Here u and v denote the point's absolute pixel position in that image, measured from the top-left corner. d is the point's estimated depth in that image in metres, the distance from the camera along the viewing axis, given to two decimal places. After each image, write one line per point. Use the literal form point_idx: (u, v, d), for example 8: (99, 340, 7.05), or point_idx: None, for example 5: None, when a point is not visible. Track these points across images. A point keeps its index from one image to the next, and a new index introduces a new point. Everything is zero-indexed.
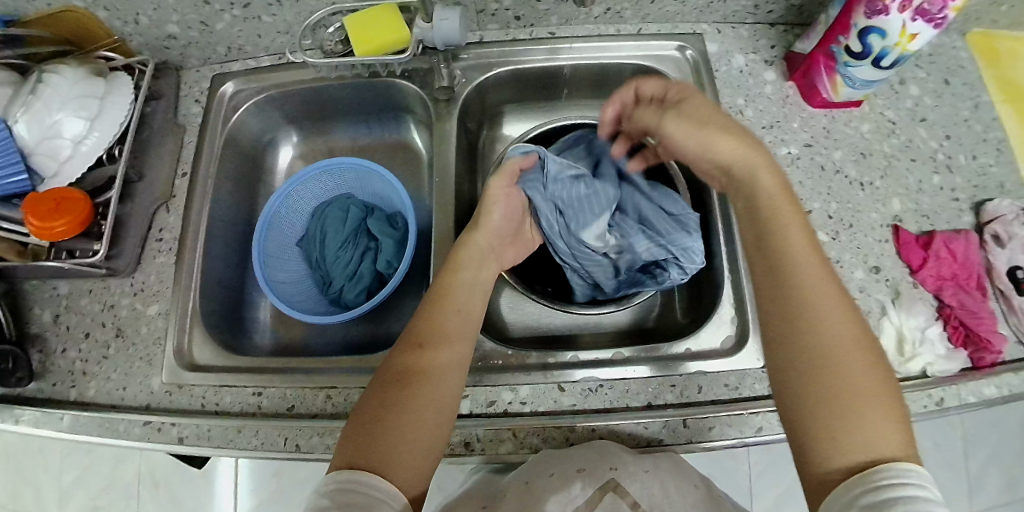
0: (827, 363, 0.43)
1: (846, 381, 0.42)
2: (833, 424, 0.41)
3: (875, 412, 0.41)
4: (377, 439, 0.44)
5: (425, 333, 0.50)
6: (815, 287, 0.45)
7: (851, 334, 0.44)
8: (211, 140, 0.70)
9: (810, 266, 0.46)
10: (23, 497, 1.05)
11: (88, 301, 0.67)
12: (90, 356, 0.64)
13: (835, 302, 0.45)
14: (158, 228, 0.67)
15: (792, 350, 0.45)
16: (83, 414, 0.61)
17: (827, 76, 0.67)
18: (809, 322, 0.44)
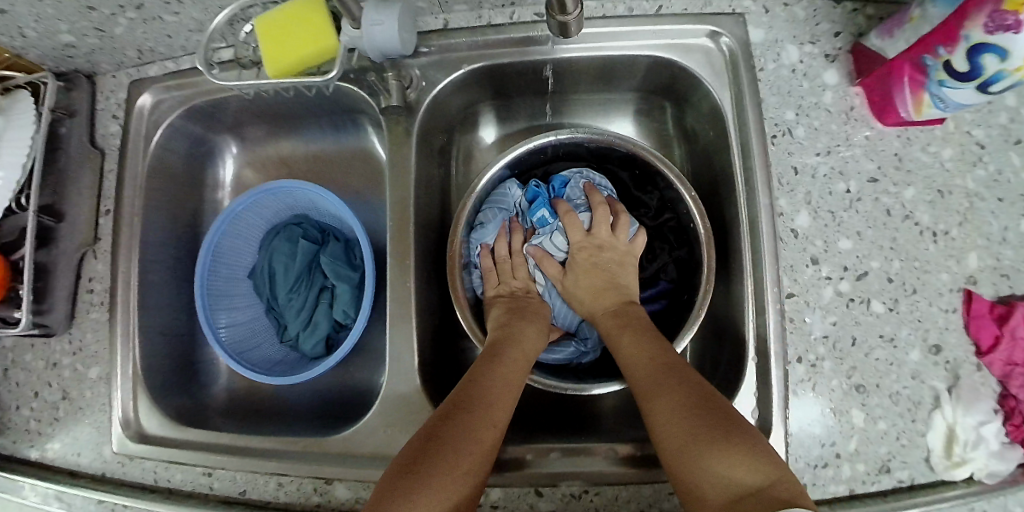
0: (660, 415, 0.42)
1: (681, 424, 0.40)
2: (680, 469, 0.39)
3: (726, 450, 0.38)
4: (402, 493, 0.37)
5: (467, 395, 0.45)
6: (627, 345, 0.48)
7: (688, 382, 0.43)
8: (133, 168, 0.59)
9: (630, 346, 0.48)
10: None
11: (31, 357, 0.61)
12: (41, 417, 0.60)
13: (648, 355, 0.46)
14: (88, 277, 0.60)
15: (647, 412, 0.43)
16: (39, 484, 0.58)
17: (910, 90, 0.50)
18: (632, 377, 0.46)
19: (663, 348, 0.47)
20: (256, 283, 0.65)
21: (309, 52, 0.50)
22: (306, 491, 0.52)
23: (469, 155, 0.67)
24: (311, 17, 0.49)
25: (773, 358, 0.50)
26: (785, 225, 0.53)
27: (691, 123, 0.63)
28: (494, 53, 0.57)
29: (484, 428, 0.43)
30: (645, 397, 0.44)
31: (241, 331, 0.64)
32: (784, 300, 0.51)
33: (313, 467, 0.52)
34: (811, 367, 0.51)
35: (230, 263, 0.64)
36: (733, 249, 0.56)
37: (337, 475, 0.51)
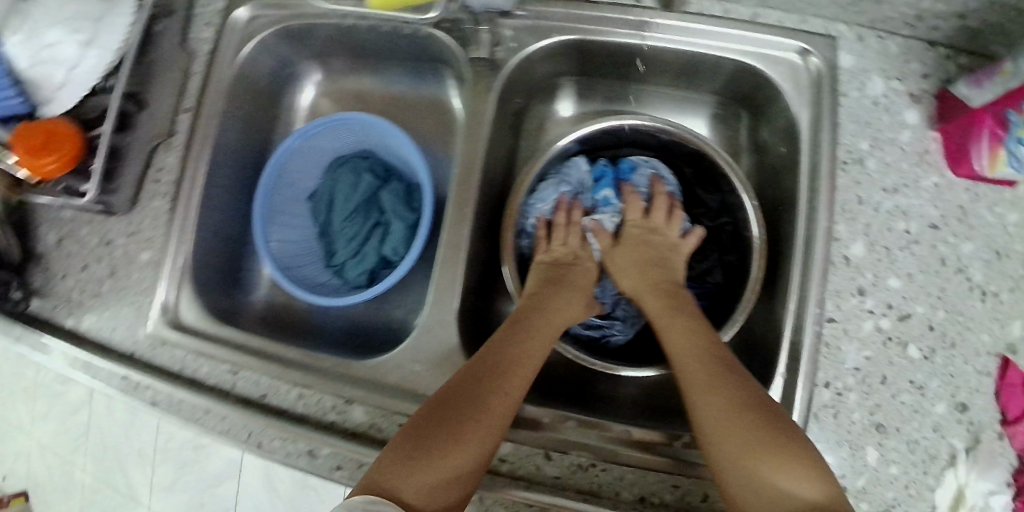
0: (715, 417, 0.43)
1: (745, 425, 0.41)
2: (739, 456, 0.41)
3: (791, 465, 0.39)
4: (420, 454, 0.41)
5: (493, 361, 0.47)
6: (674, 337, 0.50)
7: (749, 395, 0.43)
8: (220, 73, 0.60)
9: (675, 338, 0.49)
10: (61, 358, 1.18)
11: (87, 231, 0.63)
12: (86, 287, 0.63)
13: (696, 347, 0.48)
14: (157, 167, 0.61)
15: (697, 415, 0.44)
16: (71, 349, 0.60)
17: (987, 144, 0.50)
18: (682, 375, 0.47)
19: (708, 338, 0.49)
20: (311, 206, 0.65)
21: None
22: (324, 407, 0.53)
23: (541, 127, 0.68)
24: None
25: (803, 380, 0.51)
26: (840, 252, 0.53)
27: (764, 136, 0.62)
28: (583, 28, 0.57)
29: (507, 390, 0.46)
30: (699, 395, 0.45)
31: (291, 249, 0.65)
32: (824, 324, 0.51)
33: (337, 387, 0.53)
34: (837, 395, 0.51)
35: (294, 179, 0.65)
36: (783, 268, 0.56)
37: (358, 397, 0.52)
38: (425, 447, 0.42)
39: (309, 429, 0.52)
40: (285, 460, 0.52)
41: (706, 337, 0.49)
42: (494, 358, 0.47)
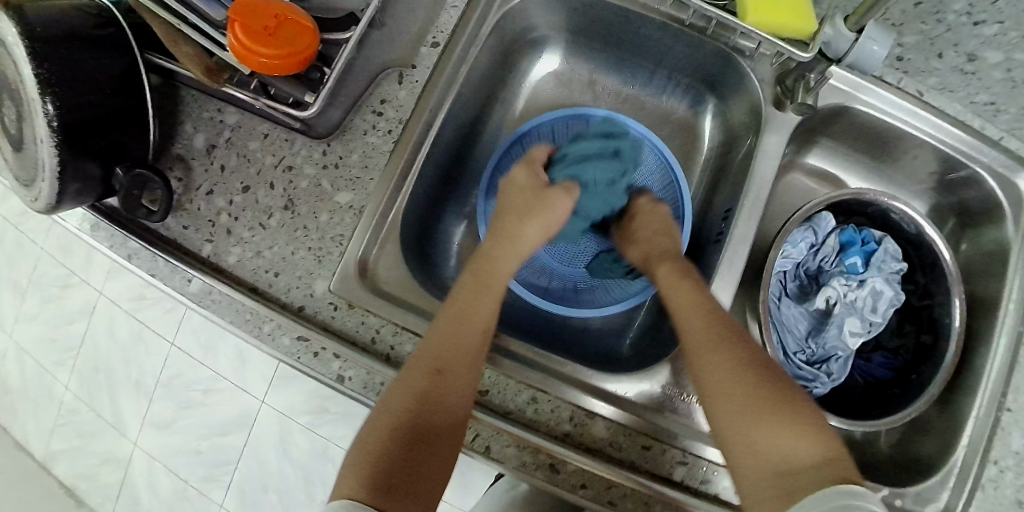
0: (736, 422, 0.41)
1: (756, 422, 0.41)
2: (756, 437, 0.40)
3: (791, 439, 0.40)
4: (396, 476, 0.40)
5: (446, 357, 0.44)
6: (690, 329, 0.46)
7: (738, 378, 0.43)
8: (479, 19, 0.54)
9: (694, 322, 0.46)
10: (73, 255, 1.04)
11: (259, 148, 0.53)
12: (242, 216, 0.53)
13: (701, 327, 0.46)
14: (381, 98, 0.52)
15: (709, 412, 0.43)
16: (217, 285, 0.51)
17: None
18: (697, 369, 0.44)
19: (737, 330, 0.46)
20: None
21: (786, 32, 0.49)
22: (560, 417, 0.49)
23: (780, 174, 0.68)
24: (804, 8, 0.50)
25: (979, 456, 0.55)
26: None
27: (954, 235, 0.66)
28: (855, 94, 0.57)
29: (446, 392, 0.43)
30: (721, 395, 0.43)
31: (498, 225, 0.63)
32: (1003, 412, 0.56)
33: (579, 394, 0.50)
34: (992, 466, 0.54)
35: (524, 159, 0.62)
36: (970, 361, 0.60)
37: (602, 410, 0.49)
38: (410, 460, 0.41)
39: (550, 437, 0.48)
40: (523, 471, 0.47)
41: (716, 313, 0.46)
42: (457, 347, 0.45)
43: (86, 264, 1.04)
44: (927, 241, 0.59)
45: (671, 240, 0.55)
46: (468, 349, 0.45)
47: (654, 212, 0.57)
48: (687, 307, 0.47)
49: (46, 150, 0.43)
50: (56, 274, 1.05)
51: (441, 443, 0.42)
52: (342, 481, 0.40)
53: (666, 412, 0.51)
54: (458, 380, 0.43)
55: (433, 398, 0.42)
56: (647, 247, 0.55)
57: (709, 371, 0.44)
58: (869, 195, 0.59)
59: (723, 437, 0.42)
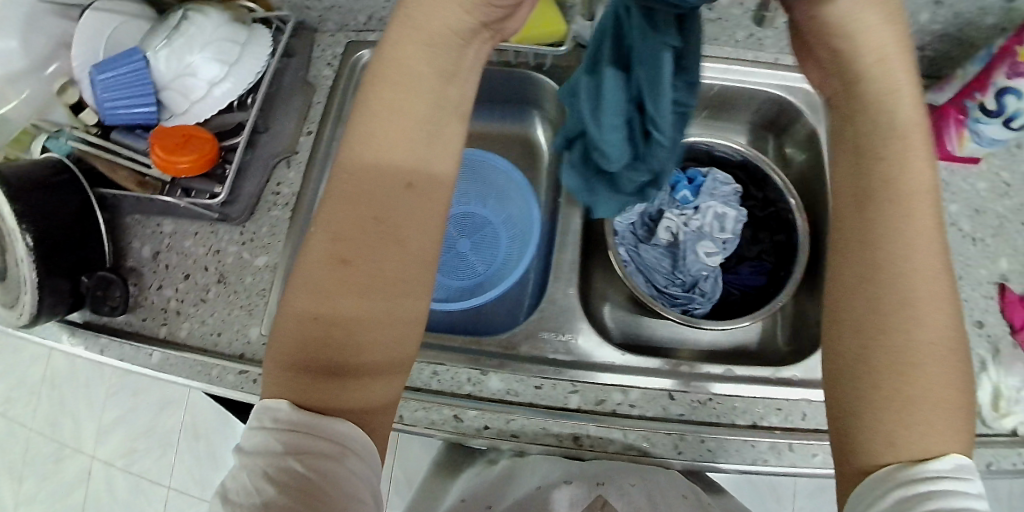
0: (940, 372, 0.32)
1: (934, 374, 0.32)
2: (886, 406, 0.32)
3: (949, 414, 0.32)
4: (329, 383, 0.32)
5: (348, 239, 0.33)
6: (919, 256, 0.34)
7: (959, 339, 0.33)
8: (341, 101, 0.69)
9: (923, 256, 0.34)
10: (62, 428, 1.10)
11: (192, 243, 0.66)
12: (186, 297, 0.65)
13: (933, 274, 0.34)
14: (277, 182, 0.66)
15: (889, 341, 0.33)
16: (174, 353, 0.62)
17: (955, 129, 0.65)
18: (903, 271, 0.33)
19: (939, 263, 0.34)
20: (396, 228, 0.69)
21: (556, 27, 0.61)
22: (460, 380, 0.57)
23: None
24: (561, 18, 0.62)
25: None
26: None
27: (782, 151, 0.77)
28: None
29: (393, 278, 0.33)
30: (893, 312, 0.33)
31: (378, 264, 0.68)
32: None
33: (472, 358, 0.58)
34: None
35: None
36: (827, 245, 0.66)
37: (494, 367, 0.57)
38: (331, 351, 0.32)
39: (455, 396, 0.56)
40: (435, 429, 0.55)
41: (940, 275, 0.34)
42: (369, 194, 0.34)
43: (74, 434, 1.10)
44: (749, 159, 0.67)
45: (815, 67, 0.41)
46: (404, 168, 0.34)
47: (889, 25, 0.36)
48: (910, 195, 0.35)
49: (26, 269, 0.56)
50: (50, 450, 1.10)
51: (380, 357, 0.33)
52: (281, 316, 0.33)
53: (550, 354, 0.59)
54: (392, 243, 0.33)
55: (371, 263, 0.33)
56: (883, 69, 0.36)
57: (936, 306, 0.33)
58: None
59: (868, 404, 0.32)
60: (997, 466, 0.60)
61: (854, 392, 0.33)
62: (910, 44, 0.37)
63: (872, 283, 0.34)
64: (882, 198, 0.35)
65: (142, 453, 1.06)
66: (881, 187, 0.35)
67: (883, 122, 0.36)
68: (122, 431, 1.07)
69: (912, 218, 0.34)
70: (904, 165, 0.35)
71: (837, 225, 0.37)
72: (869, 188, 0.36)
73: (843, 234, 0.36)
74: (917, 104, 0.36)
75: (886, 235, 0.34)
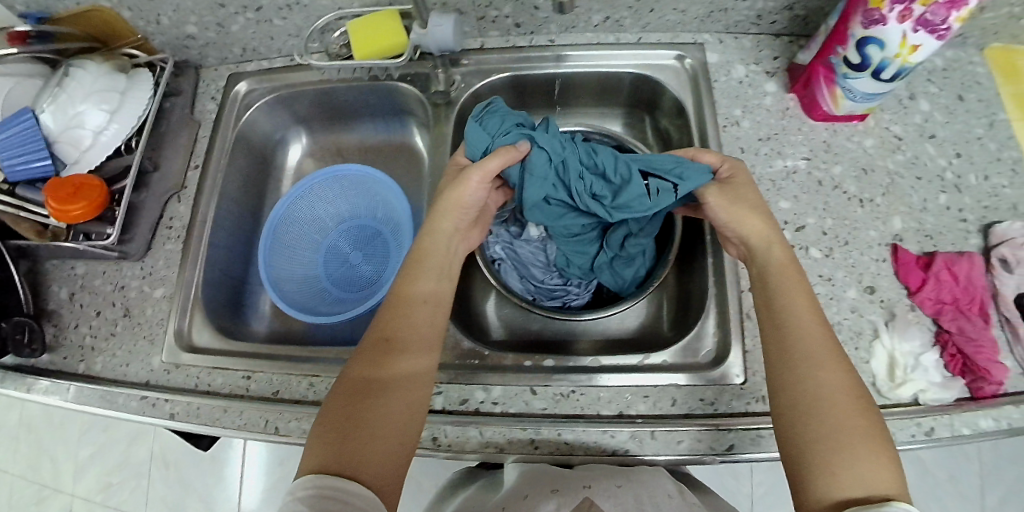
0: (817, 421, 0.44)
1: (839, 421, 0.44)
2: (830, 452, 0.43)
3: (874, 455, 0.42)
4: (349, 438, 0.44)
5: (391, 326, 0.51)
6: (805, 323, 0.48)
7: (854, 390, 0.45)
8: (223, 135, 0.75)
9: (809, 324, 0.48)
10: (42, 468, 1.12)
11: (101, 281, 0.71)
12: (100, 332, 0.68)
13: (828, 352, 0.47)
14: (170, 217, 0.72)
15: (795, 392, 0.46)
16: (89, 385, 0.65)
17: (827, 87, 0.62)
18: (789, 338, 0.48)
19: (823, 324, 0.49)
20: (300, 249, 0.77)
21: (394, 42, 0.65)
22: None
23: None
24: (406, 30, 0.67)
25: (729, 286, 0.60)
26: None
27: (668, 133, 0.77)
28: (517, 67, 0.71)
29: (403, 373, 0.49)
30: (804, 371, 0.46)
31: (288, 281, 0.76)
32: None
33: None
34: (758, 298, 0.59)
35: (303, 222, 0.78)
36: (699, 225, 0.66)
37: None
38: (375, 395, 0.47)
39: None
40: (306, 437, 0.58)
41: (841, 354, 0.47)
42: (399, 319, 0.51)
43: (50, 473, 1.13)
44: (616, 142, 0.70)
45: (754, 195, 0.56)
46: (425, 295, 0.53)
47: (756, 207, 0.55)
48: (823, 358, 0.47)
49: None
50: (31, 491, 1.12)
51: (394, 429, 0.46)
52: (327, 409, 0.47)
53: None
54: (410, 336, 0.51)
55: (400, 365, 0.49)
56: (742, 220, 0.54)
57: (829, 368, 0.46)
58: None
59: (804, 439, 0.44)
60: (894, 439, 0.55)
61: (804, 443, 0.44)
62: (763, 203, 0.55)
63: (785, 356, 0.48)
64: (760, 276, 0.53)
65: (118, 487, 1.10)
66: (757, 273, 0.53)
67: (761, 262, 0.53)
68: (98, 467, 1.11)
69: (796, 319, 0.49)
70: (769, 251, 0.53)
71: (763, 320, 0.51)
72: (762, 276, 0.53)
73: (772, 346, 0.49)
74: (778, 234, 0.54)
75: (773, 308, 0.50)
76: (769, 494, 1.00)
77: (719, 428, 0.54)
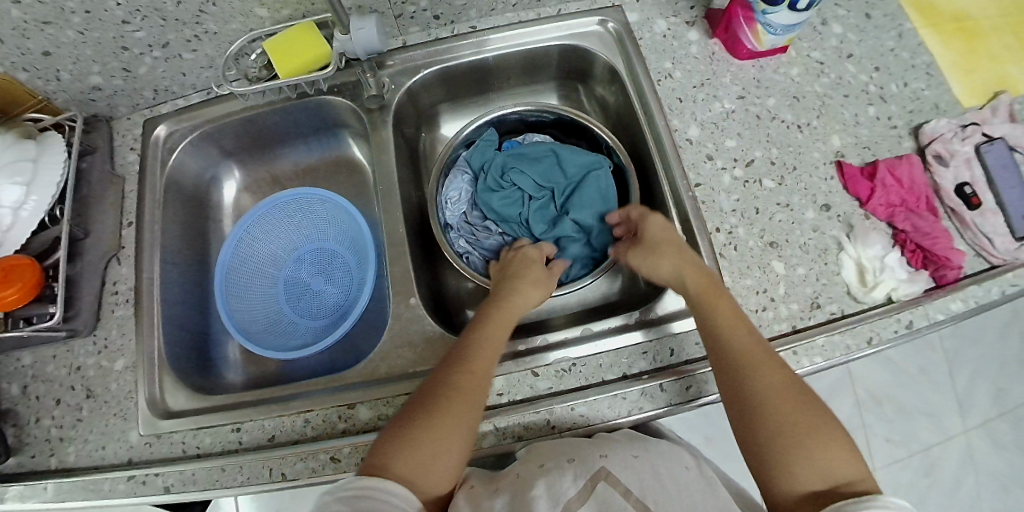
0: (766, 425, 0.47)
1: (789, 420, 0.46)
2: (783, 455, 0.45)
3: (827, 447, 0.45)
4: (405, 450, 0.47)
5: (467, 357, 0.53)
6: (736, 335, 0.51)
7: (798, 390, 0.48)
8: (152, 185, 0.71)
9: (746, 337, 0.51)
10: None
11: (54, 367, 0.65)
12: (64, 421, 0.63)
13: (768, 360, 0.50)
14: (113, 281, 0.67)
15: (744, 402, 0.48)
16: (67, 480, 0.60)
17: (748, 27, 0.65)
18: (732, 353, 0.50)
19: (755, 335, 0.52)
20: (260, 286, 0.74)
21: (294, 65, 0.63)
22: (332, 420, 0.58)
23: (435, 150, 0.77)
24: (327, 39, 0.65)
25: (697, 231, 0.62)
26: (682, 137, 0.65)
27: None
28: (442, 58, 0.70)
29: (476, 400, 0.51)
30: (747, 379, 0.49)
31: (254, 321, 0.72)
32: (695, 190, 0.63)
33: (339, 397, 0.59)
34: (730, 234, 0.62)
35: (254, 259, 0.74)
36: (656, 183, 0.67)
37: (361, 398, 0.58)
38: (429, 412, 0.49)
39: (331, 438, 0.57)
40: (317, 475, 0.56)
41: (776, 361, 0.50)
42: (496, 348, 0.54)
43: None
44: (556, 115, 0.71)
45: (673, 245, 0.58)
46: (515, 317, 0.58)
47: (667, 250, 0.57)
48: (754, 361, 0.50)
49: None
50: None
51: (450, 452, 0.48)
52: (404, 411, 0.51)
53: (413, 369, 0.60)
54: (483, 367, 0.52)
55: (478, 368, 0.52)
56: (657, 265, 0.58)
57: (768, 372, 0.49)
58: (493, 113, 0.70)
59: (762, 443, 0.46)
60: (879, 338, 0.58)
61: (764, 447, 0.46)
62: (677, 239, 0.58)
63: (726, 367, 0.50)
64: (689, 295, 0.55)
65: None
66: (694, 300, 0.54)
67: (705, 313, 0.53)
68: None
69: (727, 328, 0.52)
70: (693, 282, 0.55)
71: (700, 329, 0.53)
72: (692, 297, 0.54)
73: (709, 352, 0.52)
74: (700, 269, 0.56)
75: (706, 328, 0.52)
76: None
77: None
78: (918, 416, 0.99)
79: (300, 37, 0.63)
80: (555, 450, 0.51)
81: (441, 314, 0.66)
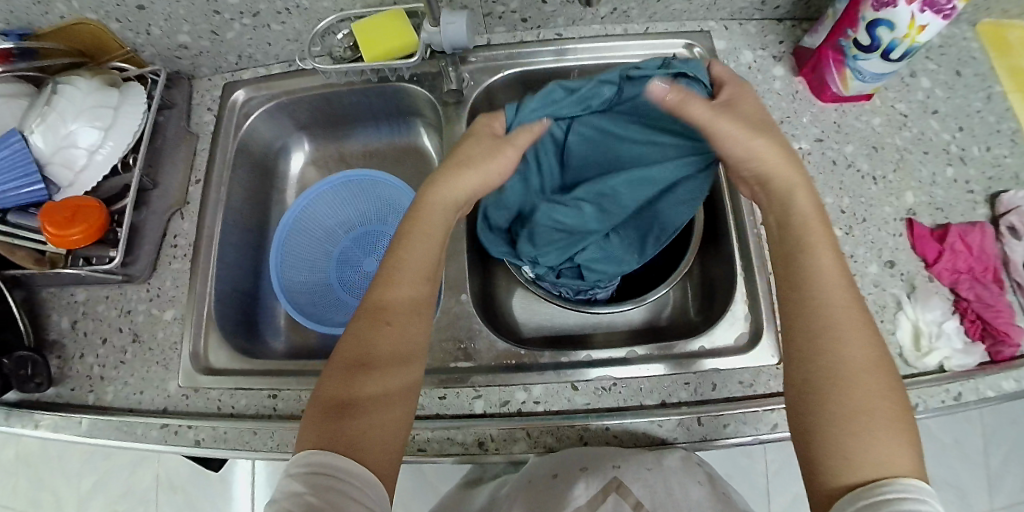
0: (836, 398, 0.41)
1: (858, 395, 0.41)
2: (841, 437, 0.40)
3: (887, 435, 0.39)
4: (345, 428, 0.41)
5: (388, 314, 0.47)
6: (828, 285, 0.45)
7: (880, 360, 0.42)
8: (223, 147, 0.72)
9: (838, 285, 0.45)
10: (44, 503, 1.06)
11: (104, 307, 0.67)
12: (107, 361, 0.65)
13: (856, 323, 0.44)
14: (173, 234, 0.69)
15: (816, 365, 0.43)
16: (102, 417, 0.62)
17: (836, 70, 0.64)
18: (810, 308, 0.45)
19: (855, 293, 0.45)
20: (313, 260, 0.75)
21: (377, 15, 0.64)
22: None
23: None
24: (415, 29, 0.66)
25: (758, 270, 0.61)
26: None
27: None
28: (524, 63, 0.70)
29: (396, 351, 0.45)
30: (828, 342, 0.43)
31: (301, 294, 0.73)
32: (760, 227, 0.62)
33: None
34: None
35: (310, 232, 0.76)
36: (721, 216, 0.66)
37: None
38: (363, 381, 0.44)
39: None
40: None
41: (865, 331, 0.43)
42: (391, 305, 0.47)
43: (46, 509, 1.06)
44: None
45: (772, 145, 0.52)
46: (424, 268, 0.49)
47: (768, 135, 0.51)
48: (839, 318, 0.44)
49: None
50: None
51: (392, 420, 0.43)
52: (318, 394, 0.44)
53: (450, 363, 0.60)
54: (385, 336, 0.46)
55: (396, 320, 0.47)
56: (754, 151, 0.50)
57: (845, 338, 0.43)
58: None
59: (816, 416, 0.41)
60: (926, 407, 0.56)
61: (823, 417, 0.41)
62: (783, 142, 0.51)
63: (807, 317, 0.45)
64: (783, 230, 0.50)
65: None
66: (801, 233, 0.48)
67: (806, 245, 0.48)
68: (100, 499, 1.05)
69: (823, 273, 0.46)
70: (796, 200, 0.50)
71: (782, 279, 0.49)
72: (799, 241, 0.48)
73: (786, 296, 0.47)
74: (805, 183, 0.51)
75: (795, 271, 0.47)
76: (782, 469, 0.97)
77: (762, 409, 0.54)
78: (941, 487, 0.96)
79: (385, 22, 0.64)
80: (575, 456, 0.50)
81: (487, 312, 0.67)
